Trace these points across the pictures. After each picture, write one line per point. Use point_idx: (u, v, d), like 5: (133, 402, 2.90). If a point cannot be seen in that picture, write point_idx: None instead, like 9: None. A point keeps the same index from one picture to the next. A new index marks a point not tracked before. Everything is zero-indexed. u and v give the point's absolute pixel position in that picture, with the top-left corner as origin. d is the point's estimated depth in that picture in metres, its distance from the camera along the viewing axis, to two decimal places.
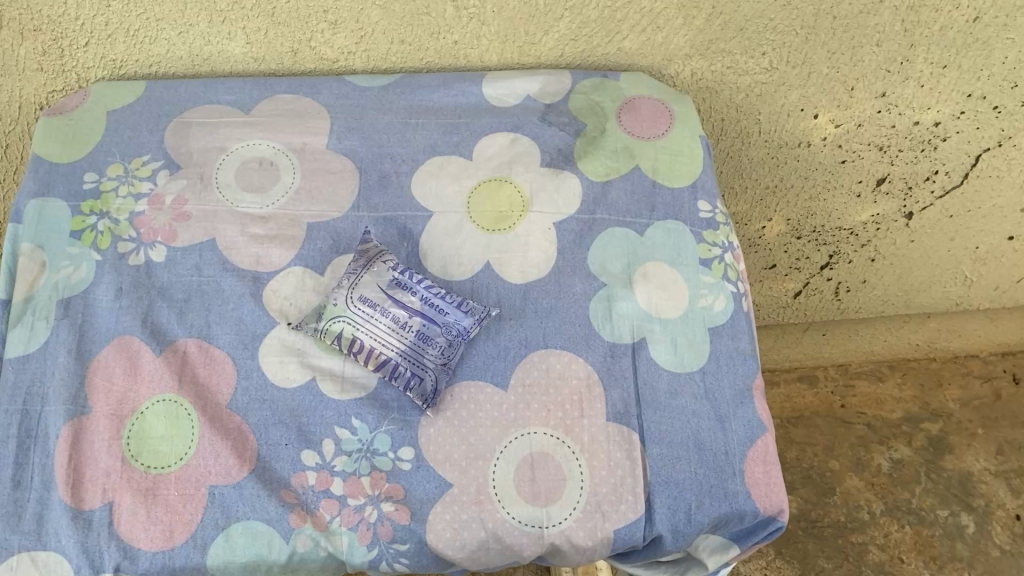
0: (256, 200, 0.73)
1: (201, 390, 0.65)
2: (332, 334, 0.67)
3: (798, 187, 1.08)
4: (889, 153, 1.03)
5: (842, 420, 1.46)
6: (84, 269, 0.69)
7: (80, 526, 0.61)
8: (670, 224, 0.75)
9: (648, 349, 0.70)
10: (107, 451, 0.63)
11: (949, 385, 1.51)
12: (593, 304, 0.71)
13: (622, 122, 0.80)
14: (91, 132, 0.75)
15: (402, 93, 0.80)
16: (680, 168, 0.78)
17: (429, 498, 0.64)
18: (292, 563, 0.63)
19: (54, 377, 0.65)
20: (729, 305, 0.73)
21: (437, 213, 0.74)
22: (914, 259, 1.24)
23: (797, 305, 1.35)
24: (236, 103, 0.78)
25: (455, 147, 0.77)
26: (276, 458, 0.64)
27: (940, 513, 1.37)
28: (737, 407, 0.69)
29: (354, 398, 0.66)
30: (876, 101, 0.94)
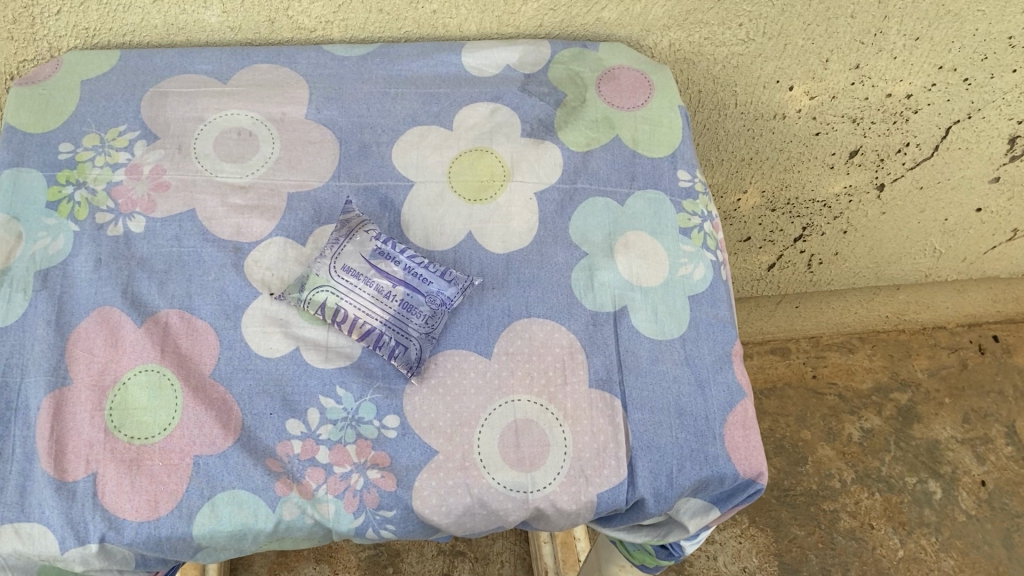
0: (235, 170, 0.72)
1: (183, 361, 0.65)
2: (316, 304, 0.67)
3: (773, 158, 1.09)
4: (862, 125, 1.04)
5: (814, 390, 1.49)
6: (62, 241, 0.68)
7: (64, 497, 0.60)
8: (650, 193, 0.76)
9: (630, 317, 0.71)
10: (90, 422, 0.62)
11: (917, 356, 1.54)
12: (575, 273, 0.72)
13: (601, 92, 0.80)
14: (65, 103, 0.74)
15: (381, 62, 0.80)
16: (660, 138, 0.79)
17: (415, 465, 0.64)
18: (278, 531, 0.63)
19: (33, 349, 0.64)
20: (709, 273, 0.74)
21: (418, 183, 0.74)
22: (884, 231, 1.26)
23: (770, 277, 1.37)
24: (213, 73, 0.77)
25: (435, 117, 0.77)
26: (260, 428, 0.64)
27: (909, 480, 1.40)
28: (717, 372, 0.70)
29: (339, 367, 0.67)
30: (850, 73, 0.95)
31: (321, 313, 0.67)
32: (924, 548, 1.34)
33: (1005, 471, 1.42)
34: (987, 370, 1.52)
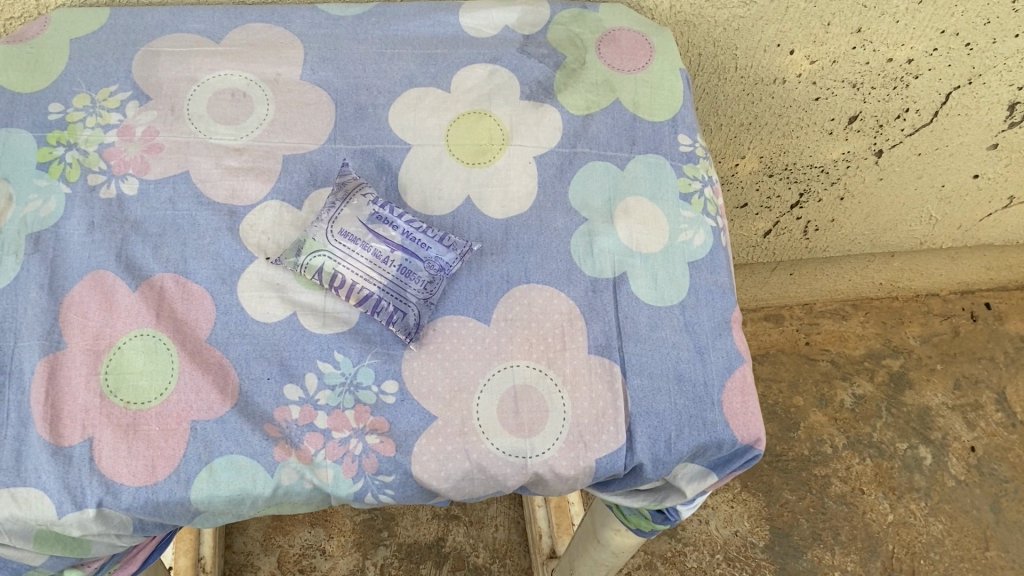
0: (229, 131, 0.71)
1: (179, 325, 0.64)
2: (312, 269, 0.66)
3: (772, 124, 1.08)
4: (862, 91, 1.03)
5: (807, 357, 1.49)
6: (53, 203, 0.67)
7: (60, 462, 0.60)
8: (650, 158, 0.75)
9: (629, 283, 0.70)
10: (85, 387, 0.62)
11: (910, 323, 1.55)
12: (574, 239, 0.71)
13: (602, 55, 0.79)
14: (54, 62, 0.72)
15: (377, 22, 0.78)
16: (660, 102, 0.78)
17: (414, 431, 0.64)
18: (277, 496, 0.63)
19: (27, 313, 0.63)
20: (709, 239, 0.74)
21: (416, 146, 0.73)
22: (881, 198, 1.25)
23: (766, 244, 1.36)
24: (205, 33, 0.75)
25: (433, 78, 0.76)
26: (258, 393, 0.64)
27: (900, 446, 1.41)
28: (716, 339, 0.70)
29: (337, 332, 0.66)
30: (852, 37, 0.94)
31: (317, 276, 0.66)
32: (913, 512, 1.35)
33: (995, 437, 1.43)
34: (979, 338, 1.53)
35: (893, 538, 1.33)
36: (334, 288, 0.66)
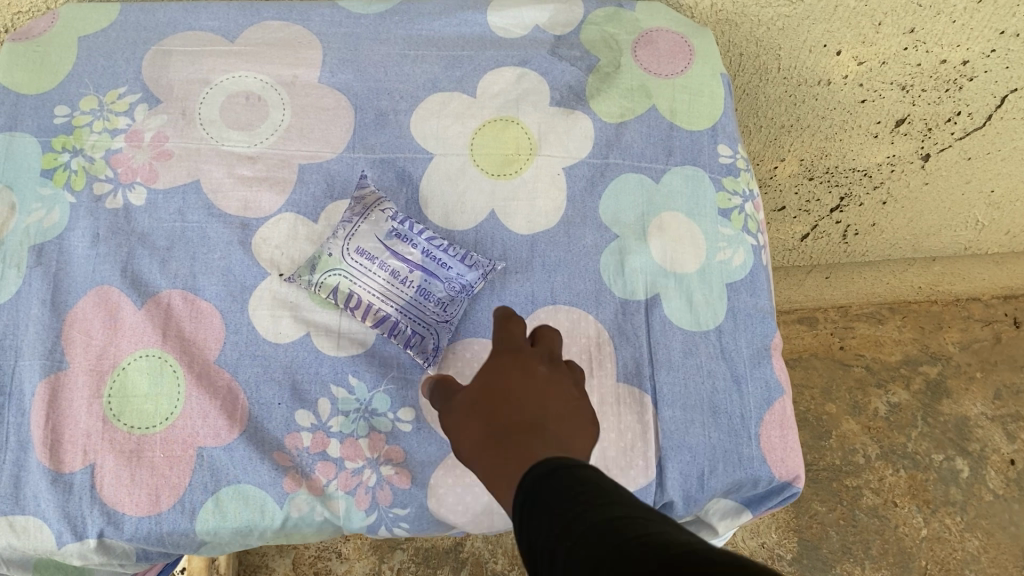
0: (242, 138, 0.67)
1: (187, 345, 0.61)
2: (325, 287, 0.63)
3: (814, 126, 1.02)
4: (911, 93, 0.97)
5: (841, 363, 1.38)
6: (57, 213, 0.63)
7: (60, 490, 0.57)
8: (688, 170, 0.70)
9: (662, 305, 0.66)
10: (87, 411, 0.59)
11: (949, 328, 1.41)
12: (604, 257, 0.67)
13: (638, 58, 0.73)
14: (61, 61, 0.68)
15: (400, 21, 0.73)
16: (700, 109, 0.72)
17: (431, 461, 0.61)
18: (286, 527, 0.60)
19: (28, 330, 0.60)
20: (749, 259, 0.69)
21: (439, 156, 0.69)
22: (926, 202, 1.19)
23: (803, 248, 1.31)
24: (219, 31, 0.70)
25: (458, 83, 0.71)
26: (268, 418, 0.61)
27: (935, 457, 1.31)
28: (755, 367, 0.66)
29: (351, 355, 0.63)
30: (904, 37, 0.88)
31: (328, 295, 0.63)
32: (948, 527, 1.26)
33: None
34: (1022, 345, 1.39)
35: (926, 554, 1.25)
36: (348, 308, 0.63)
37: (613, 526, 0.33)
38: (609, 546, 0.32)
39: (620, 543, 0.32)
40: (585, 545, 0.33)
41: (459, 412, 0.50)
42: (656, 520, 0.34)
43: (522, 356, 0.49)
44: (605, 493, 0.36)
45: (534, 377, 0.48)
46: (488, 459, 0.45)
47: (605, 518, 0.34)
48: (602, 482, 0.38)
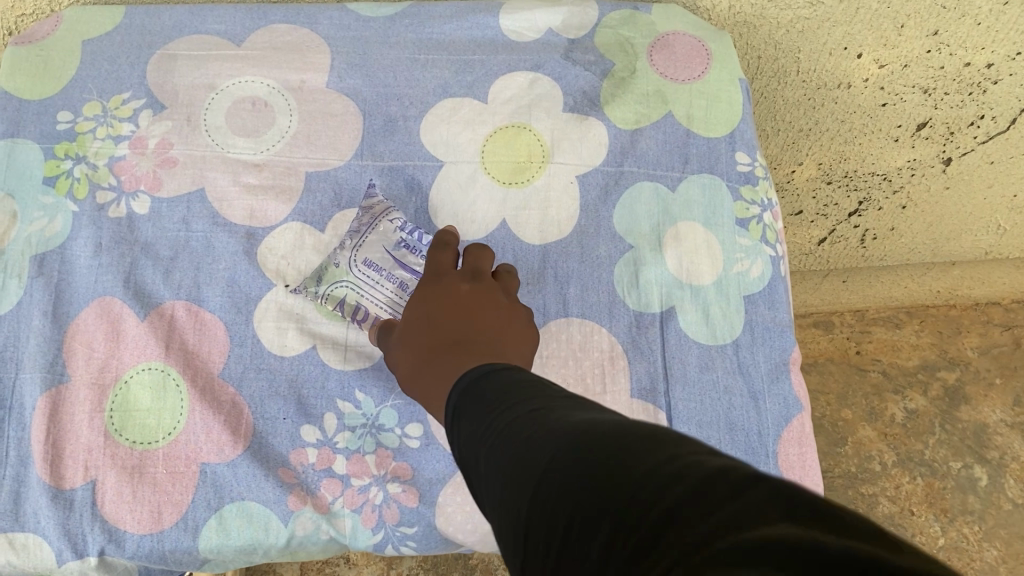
0: (249, 145, 0.66)
1: (190, 358, 0.60)
2: (331, 298, 0.62)
3: (833, 130, 1.00)
4: (933, 97, 0.94)
5: (857, 367, 1.35)
6: (59, 222, 0.62)
7: (60, 507, 0.56)
8: (705, 178, 0.68)
9: (678, 318, 0.65)
10: (88, 425, 0.58)
11: (968, 334, 1.37)
12: (618, 268, 0.66)
13: (653, 62, 0.71)
14: (64, 66, 0.67)
15: (411, 24, 0.71)
16: (718, 116, 0.70)
17: (440, 478, 0.60)
18: (291, 545, 0.59)
19: (29, 342, 0.59)
20: (767, 270, 0.67)
21: (449, 164, 0.67)
22: (947, 207, 1.15)
23: (821, 252, 1.28)
24: (225, 34, 0.69)
25: (469, 88, 0.69)
26: (273, 433, 0.59)
27: (953, 465, 1.28)
28: (773, 383, 0.64)
29: (358, 369, 0.61)
30: (927, 40, 0.85)
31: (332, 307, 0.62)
32: (966, 537, 1.24)
33: None
34: None
35: None
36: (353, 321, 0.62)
37: (523, 421, 0.37)
38: (520, 441, 0.35)
39: (530, 436, 0.35)
40: (504, 444, 0.37)
41: (401, 341, 0.57)
42: (564, 407, 0.38)
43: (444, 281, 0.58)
44: (519, 395, 0.40)
45: (458, 295, 0.57)
46: (424, 377, 0.53)
47: (518, 417, 0.37)
48: (518, 387, 0.41)
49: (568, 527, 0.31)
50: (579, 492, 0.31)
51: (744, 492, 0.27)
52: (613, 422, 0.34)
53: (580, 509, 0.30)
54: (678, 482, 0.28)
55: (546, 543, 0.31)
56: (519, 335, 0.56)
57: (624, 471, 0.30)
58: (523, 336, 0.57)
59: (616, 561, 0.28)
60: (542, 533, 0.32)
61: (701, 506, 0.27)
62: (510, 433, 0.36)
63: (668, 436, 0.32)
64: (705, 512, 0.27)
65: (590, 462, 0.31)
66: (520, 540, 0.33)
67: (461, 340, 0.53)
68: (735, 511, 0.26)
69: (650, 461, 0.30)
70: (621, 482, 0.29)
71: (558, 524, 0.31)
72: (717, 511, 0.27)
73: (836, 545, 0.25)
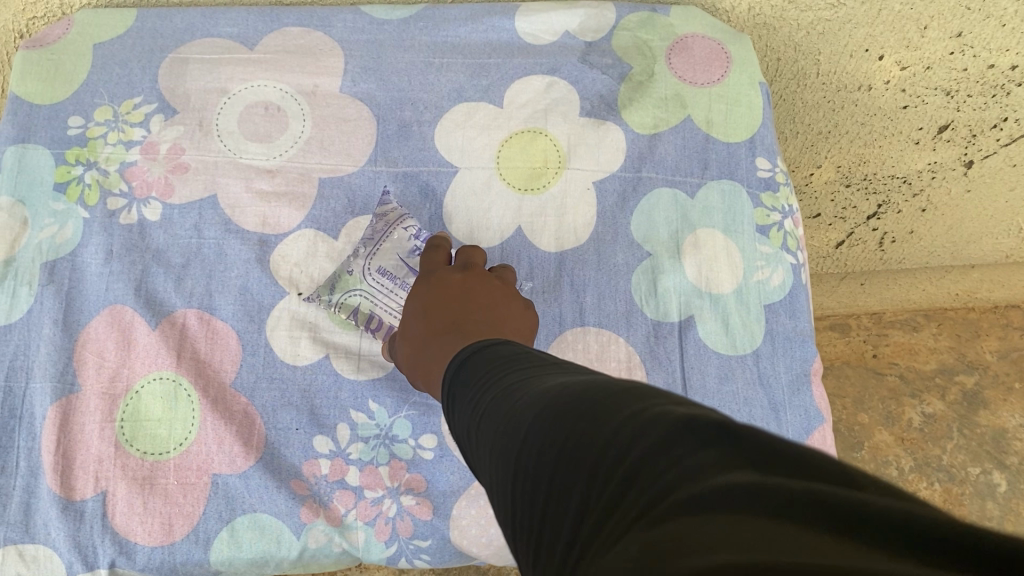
0: (261, 151, 0.65)
1: (202, 367, 0.59)
2: (343, 306, 0.60)
3: (853, 133, 0.98)
4: (956, 99, 0.92)
5: (874, 371, 1.33)
6: (70, 229, 0.62)
7: (71, 519, 0.56)
8: (724, 184, 0.67)
9: (697, 328, 0.64)
10: (99, 436, 0.57)
11: (987, 337, 1.35)
12: (635, 277, 0.65)
13: (672, 65, 0.69)
14: (75, 70, 0.66)
15: (425, 27, 0.70)
16: (738, 120, 0.69)
17: (454, 491, 0.59)
18: (303, 558, 0.58)
19: (40, 351, 0.58)
20: (788, 278, 0.66)
21: (464, 169, 0.66)
22: (968, 210, 1.13)
23: (838, 255, 1.26)
24: (238, 37, 0.68)
25: (484, 92, 0.68)
26: (285, 444, 0.58)
27: (971, 470, 1.26)
28: (794, 395, 0.63)
29: (371, 379, 0.60)
30: (951, 42, 0.84)
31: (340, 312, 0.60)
32: None
33: None
34: None
35: None
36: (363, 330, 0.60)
37: (504, 394, 0.36)
38: (500, 413, 0.35)
39: (509, 409, 0.34)
40: (489, 416, 0.36)
41: (401, 334, 0.56)
42: (542, 374, 0.37)
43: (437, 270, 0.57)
44: (504, 366, 0.39)
45: (450, 281, 0.56)
46: (425, 368, 0.52)
47: (501, 388, 0.37)
48: (505, 359, 0.40)
49: (549, 493, 0.30)
50: (551, 459, 0.30)
51: (702, 440, 0.26)
52: (583, 382, 0.33)
53: (555, 475, 0.30)
54: (639, 435, 0.27)
55: (533, 512, 0.31)
56: (520, 314, 0.55)
57: (589, 430, 0.29)
58: (523, 313, 0.56)
59: (590, 524, 0.27)
60: (527, 502, 0.31)
61: (660, 459, 0.26)
62: (492, 408, 0.36)
63: (640, 387, 0.31)
64: (663, 466, 0.26)
65: (559, 425, 0.30)
66: (511, 510, 0.33)
67: (455, 322, 0.52)
68: (694, 459, 0.25)
69: (614, 419, 0.29)
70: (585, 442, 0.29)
71: (541, 490, 0.31)
72: (675, 463, 0.25)
73: (797, 487, 0.24)
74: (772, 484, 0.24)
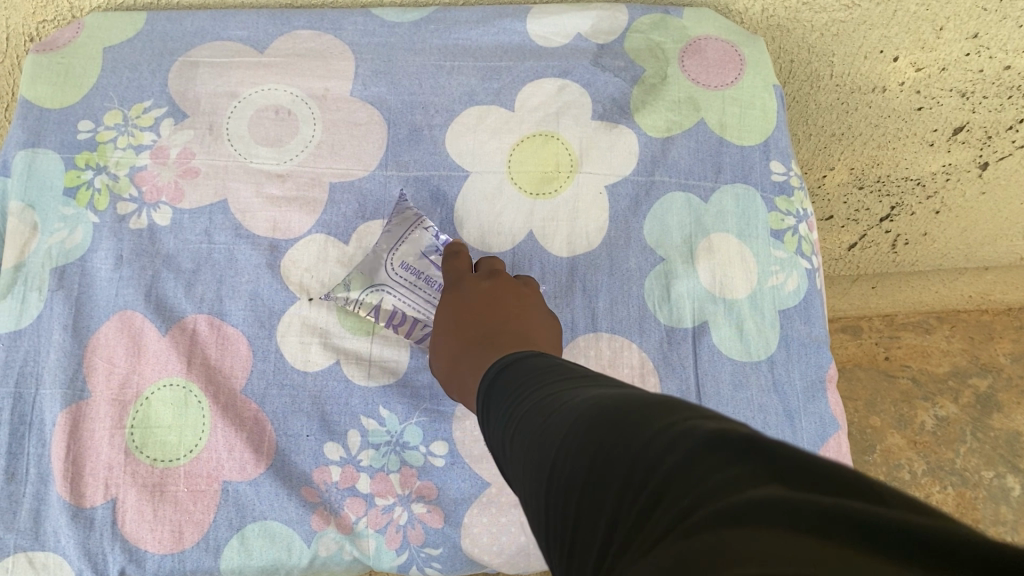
0: (271, 155, 0.64)
1: (212, 374, 0.59)
2: (377, 287, 0.60)
3: (867, 134, 0.97)
4: (971, 100, 0.91)
5: (886, 373, 1.32)
6: (80, 233, 0.61)
7: (81, 526, 0.55)
8: (738, 188, 0.66)
9: (711, 334, 0.63)
10: (109, 442, 0.57)
11: (1001, 339, 1.34)
12: (649, 282, 0.64)
13: (685, 68, 0.69)
14: (85, 74, 0.66)
15: (437, 30, 0.69)
16: (751, 124, 0.68)
17: (465, 498, 0.58)
18: (314, 565, 0.58)
19: (49, 357, 0.58)
20: (803, 284, 0.65)
21: (475, 173, 0.66)
22: (982, 212, 1.12)
23: (851, 257, 1.25)
24: (248, 40, 0.67)
25: (496, 95, 0.67)
26: (296, 451, 0.58)
27: (985, 474, 1.25)
28: (808, 402, 0.62)
29: (383, 385, 0.59)
30: (966, 43, 0.83)
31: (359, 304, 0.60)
32: None
33: None
34: None
35: None
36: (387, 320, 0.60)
37: (540, 403, 0.36)
38: (535, 420, 0.34)
39: (545, 417, 0.34)
40: (524, 423, 0.36)
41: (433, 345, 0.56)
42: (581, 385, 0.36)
43: (465, 281, 0.57)
44: (540, 376, 0.39)
45: (479, 291, 0.56)
46: (460, 380, 0.52)
47: (538, 397, 0.36)
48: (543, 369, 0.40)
49: (582, 502, 0.30)
50: (585, 468, 0.30)
51: (736, 453, 0.25)
52: (621, 393, 0.32)
53: (589, 484, 0.30)
54: (673, 447, 0.27)
55: (565, 522, 0.31)
56: (550, 321, 0.55)
57: (622, 440, 0.29)
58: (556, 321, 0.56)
59: (621, 535, 0.27)
60: (558, 510, 0.31)
61: (692, 470, 0.25)
62: (528, 416, 0.36)
63: (677, 400, 0.30)
64: (694, 477, 0.25)
65: (593, 434, 0.30)
66: (542, 518, 0.32)
67: (488, 335, 0.52)
68: (727, 472, 0.24)
69: (649, 430, 0.28)
70: (620, 453, 0.28)
71: (573, 500, 0.30)
72: (707, 475, 0.25)
73: (828, 504, 0.23)
74: (803, 498, 0.23)
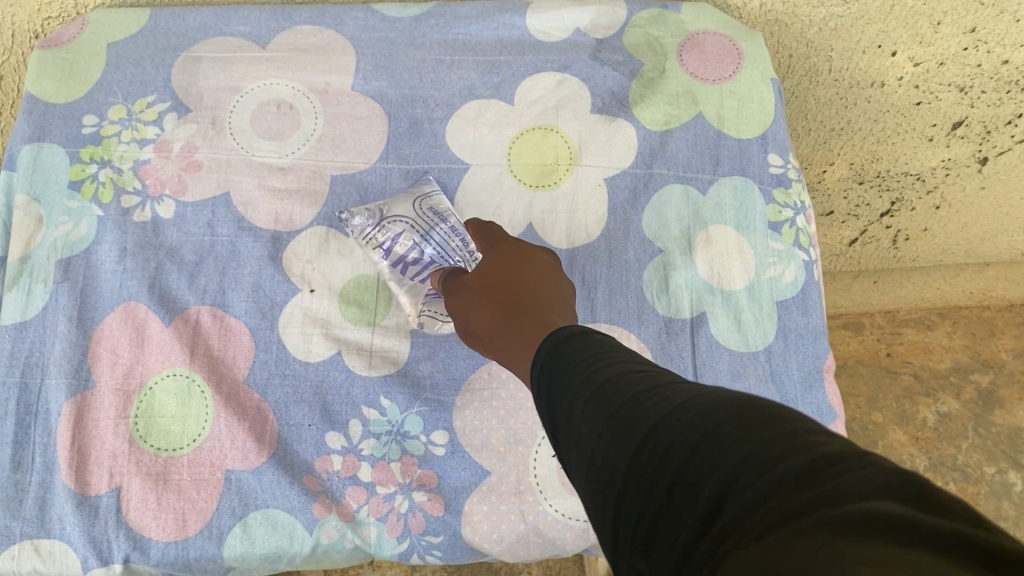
0: (273, 149, 0.65)
1: (215, 364, 0.59)
2: (418, 226, 0.61)
3: (866, 129, 0.98)
4: (970, 95, 0.91)
5: (888, 369, 1.32)
6: (85, 226, 0.62)
7: (86, 514, 0.56)
8: (736, 180, 0.67)
9: (709, 325, 0.63)
10: (113, 431, 0.57)
11: (1002, 335, 1.34)
12: (647, 274, 0.65)
13: (684, 62, 0.69)
14: (89, 69, 0.66)
15: (437, 25, 0.70)
16: (749, 117, 0.69)
17: (465, 487, 0.59)
18: (316, 554, 0.58)
19: (55, 347, 0.59)
20: (800, 275, 0.65)
21: (475, 166, 0.67)
22: (982, 207, 1.13)
23: (852, 253, 1.25)
24: (251, 35, 0.68)
25: (495, 89, 0.68)
26: (298, 440, 0.59)
27: (987, 470, 1.25)
28: (806, 391, 0.63)
29: (384, 375, 0.60)
30: (964, 37, 0.83)
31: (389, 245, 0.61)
32: None
33: None
34: None
35: None
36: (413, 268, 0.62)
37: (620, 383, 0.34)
38: (620, 397, 0.33)
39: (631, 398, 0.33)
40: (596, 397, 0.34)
41: (472, 295, 0.54)
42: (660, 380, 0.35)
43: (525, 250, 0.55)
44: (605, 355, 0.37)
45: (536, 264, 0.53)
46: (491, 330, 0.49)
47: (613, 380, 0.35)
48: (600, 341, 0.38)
49: (672, 485, 0.29)
50: (687, 452, 0.29)
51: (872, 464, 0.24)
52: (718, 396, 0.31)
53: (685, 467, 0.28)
54: (800, 447, 0.26)
55: (647, 502, 0.29)
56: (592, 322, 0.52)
57: (737, 434, 0.28)
58: None
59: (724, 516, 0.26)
60: (641, 486, 0.30)
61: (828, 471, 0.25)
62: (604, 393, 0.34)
63: (779, 403, 0.29)
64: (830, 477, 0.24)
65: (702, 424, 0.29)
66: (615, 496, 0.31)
67: (525, 305, 0.48)
68: (863, 477, 0.24)
69: (768, 430, 0.27)
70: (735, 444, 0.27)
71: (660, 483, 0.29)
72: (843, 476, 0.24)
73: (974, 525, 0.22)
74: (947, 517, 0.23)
